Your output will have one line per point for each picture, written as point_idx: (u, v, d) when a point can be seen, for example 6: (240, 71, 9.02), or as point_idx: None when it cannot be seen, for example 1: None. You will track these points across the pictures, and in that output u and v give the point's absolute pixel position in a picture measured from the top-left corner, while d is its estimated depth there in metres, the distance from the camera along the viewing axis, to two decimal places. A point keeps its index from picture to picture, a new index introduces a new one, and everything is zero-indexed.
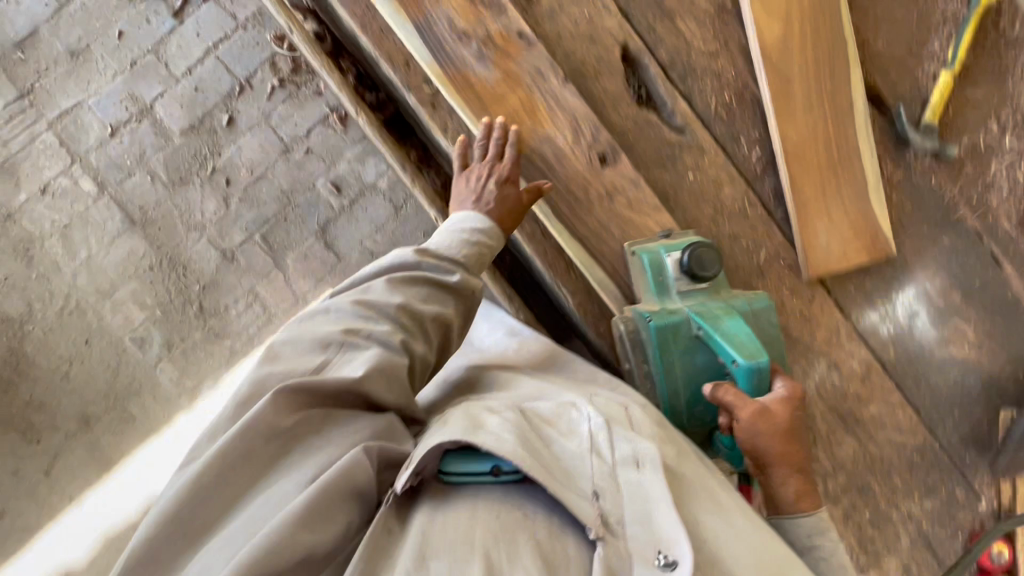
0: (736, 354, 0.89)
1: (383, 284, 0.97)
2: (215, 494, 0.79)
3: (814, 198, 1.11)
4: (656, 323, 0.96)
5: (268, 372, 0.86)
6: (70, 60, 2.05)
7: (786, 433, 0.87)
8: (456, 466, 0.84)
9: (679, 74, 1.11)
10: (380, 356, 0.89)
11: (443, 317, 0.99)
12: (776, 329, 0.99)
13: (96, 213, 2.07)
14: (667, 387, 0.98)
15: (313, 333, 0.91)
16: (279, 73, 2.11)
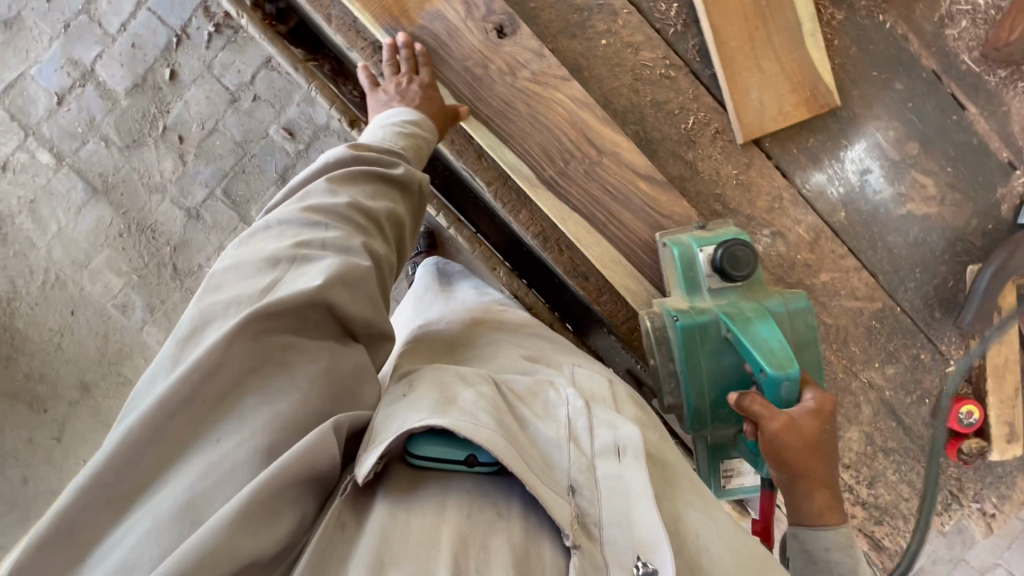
0: (766, 364, 0.92)
1: (325, 183, 0.86)
2: (153, 459, 0.66)
3: (743, 51, 1.02)
4: (683, 323, 1.02)
5: (211, 305, 0.73)
6: (5, 31, 2.02)
7: (813, 447, 0.89)
8: (424, 449, 0.70)
9: None
10: (340, 261, 0.78)
11: (396, 213, 0.91)
12: (809, 332, 1.03)
13: (59, 185, 2.09)
14: (691, 385, 1.03)
15: (258, 252, 0.78)
16: (214, 18, 2.04)
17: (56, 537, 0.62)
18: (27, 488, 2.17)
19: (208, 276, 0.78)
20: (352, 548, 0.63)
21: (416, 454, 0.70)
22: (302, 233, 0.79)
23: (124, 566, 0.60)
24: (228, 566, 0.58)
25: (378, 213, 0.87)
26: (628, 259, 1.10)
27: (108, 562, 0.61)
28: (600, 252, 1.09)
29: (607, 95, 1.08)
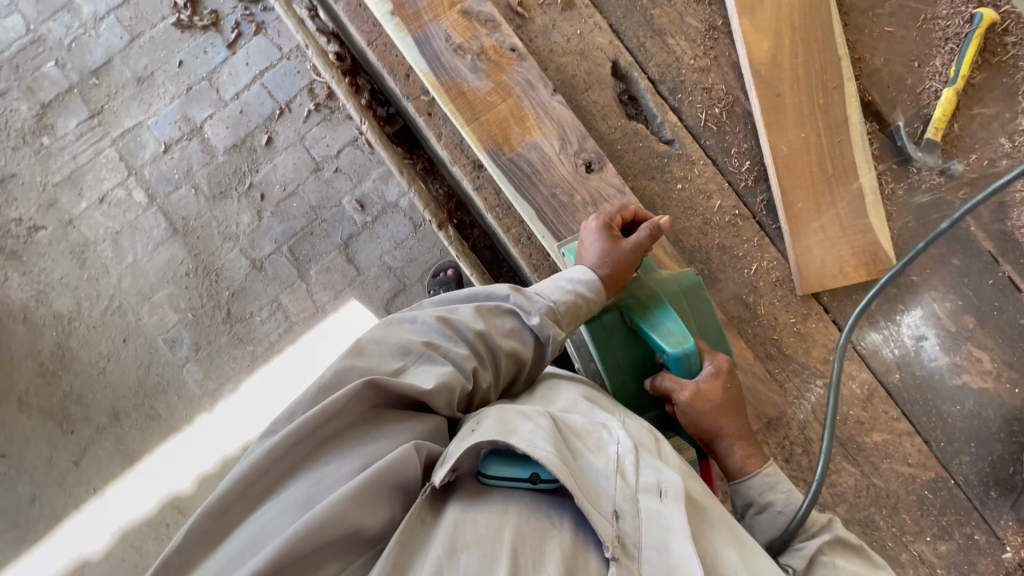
0: (664, 345, 0.95)
1: (470, 310, 0.94)
2: (286, 470, 0.77)
3: (809, 212, 1.10)
4: (590, 322, 1.04)
5: (351, 368, 0.83)
6: (135, 85, 2.29)
7: (722, 408, 0.94)
8: (494, 470, 0.79)
9: (668, 87, 1.14)
10: (453, 375, 0.86)
11: (516, 355, 0.95)
12: (707, 302, 1.04)
13: (145, 221, 2.25)
14: (613, 380, 1.07)
15: (399, 336, 0.89)
16: (316, 98, 2.29)
17: (206, 520, 0.73)
18: (33, 508, 2.17)
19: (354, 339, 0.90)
20: (428, 541, 0.70)
21: (487, 474, 0.79)
22: (433, 337, 0.90)
23: (256, 541, 0.70)
24: (340, 529, 0.68)
25: (499, 350, 0.93)
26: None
27: (237, 542, 0.71)
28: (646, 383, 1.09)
29: (681, 232, 1.12)
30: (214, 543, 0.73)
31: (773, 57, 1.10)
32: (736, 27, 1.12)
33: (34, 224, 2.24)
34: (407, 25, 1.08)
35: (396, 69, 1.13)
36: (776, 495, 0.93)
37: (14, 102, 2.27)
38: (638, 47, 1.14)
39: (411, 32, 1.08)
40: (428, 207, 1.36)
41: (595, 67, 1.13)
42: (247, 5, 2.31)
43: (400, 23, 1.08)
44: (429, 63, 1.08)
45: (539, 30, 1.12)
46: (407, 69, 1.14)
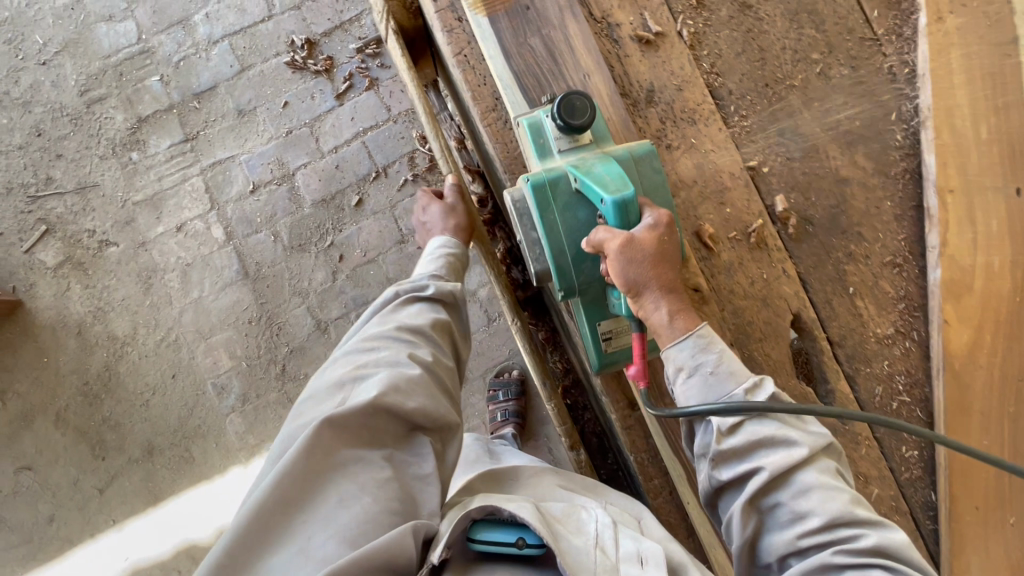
0: (602, 193, 0.85)
1: (377, 324, 1.06)
2: (255, 555, 0.72)
3: (973, 527, 1.01)
4: (532, 181, 0.92)
5: (292, 430, 0.87)
6: (236, 117, 2.22)
7: (658, 262, 0.84)
8: (483, 534, 0.79)
9: (846, 354, 1.05)
10: (392, 374, 0.91)
11: (439, 323, 1.08)
12: (662, 174, 0.94)
13: (217, 259, 2.19)
14: (551, 245, 0.93)
15: (325, 385, 0.93)
16: (415, 169, 2.21)
17: None
18: (48, 527, 2.12)
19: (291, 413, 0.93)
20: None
21: (474, 539, 0.79)
22: (359, 362, 0.96)
23: None
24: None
25: (426, 332, 1.05)
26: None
27: None
28: None
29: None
30: None
31: (971, 353, 1.01)
32: (936, 310, 1.02)
33: (106, 239, 2.18)
34: None
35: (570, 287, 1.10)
36: (710, 354, 0.85)
37: (110, 110, 2.21)
38: (823, 301, 1.05)
39: None
40: (544, 390, 1.24)
41: (774, 317, 1.04)
42: (364, 58, 2.23)
43: None
44: None
45: (723, 266, 1.04)
46: None
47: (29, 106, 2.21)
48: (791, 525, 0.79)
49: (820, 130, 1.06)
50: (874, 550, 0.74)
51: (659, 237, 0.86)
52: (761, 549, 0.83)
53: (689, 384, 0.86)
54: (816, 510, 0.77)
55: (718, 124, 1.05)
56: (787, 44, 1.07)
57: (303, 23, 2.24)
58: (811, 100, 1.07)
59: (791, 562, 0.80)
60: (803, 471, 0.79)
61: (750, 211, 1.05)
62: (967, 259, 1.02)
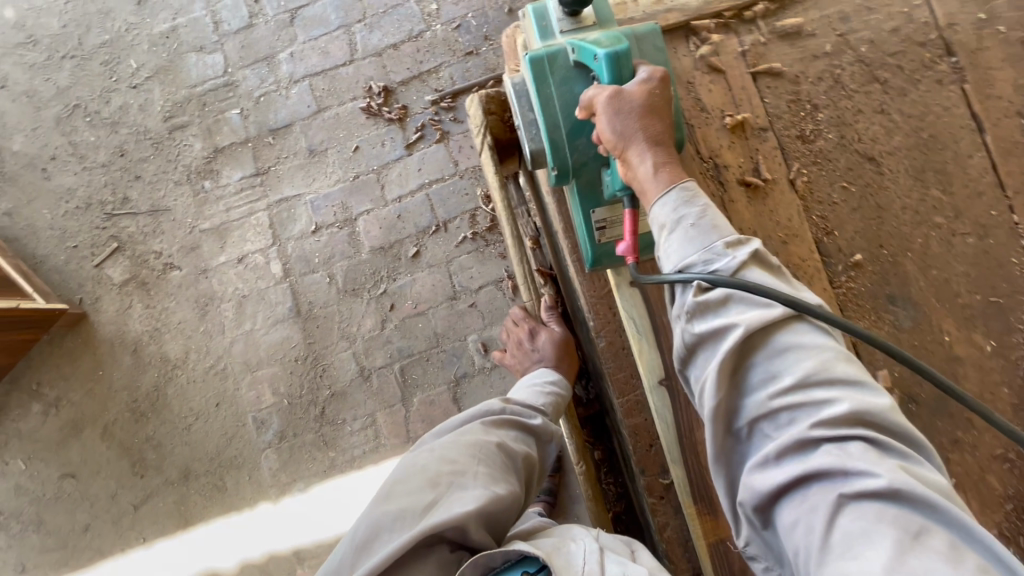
0: (596, 48, 0.87)
1: (479, 425, 1.06)
2: None
3: None
4: (531, 54, 0.95)
5: (381, 513, 0.87)
6: (307, 157, 2.25)
7: (647, 115, 0.84)
8: None
9: None
10: (487, 499, 0.89)
11: (529, 459, 1.06)
12: (662, 51, 0.95)
13: (272, 294, 2.21)
14: (546, 119, 0.95)
15: (421, 474, 0.93)
16: (475, 227, 2.19)
17: None
18: (83, 536, 2.18)
19: (379, 490, 0.94)
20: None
21: None
22: (458, 463, 0.95)
23: None
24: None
25: (517, 454, 1.03)
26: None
27: None
28: None
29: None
30: None
31: None
32: None
33: (170, 262, 2.24)
34: (677, 403, 1.00)
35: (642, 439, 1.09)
36: (693, 208, 0.80)
37: (190, 138, 2.27)
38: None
39: (675, 409, 1.00)
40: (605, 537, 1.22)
41: None
42: (438, 111, 2.23)
43: (670, 399, 1.00)
44: (684, 458, 1.00)
45: None
46: (649, 440, 1.10)
47: (116, 127, 2.30)
48: (763, 386, 0.70)
49: (937, 301, 0.98)
50: (853, 417, 0.64)
51: (650, 92, 0.86)
52: (732, 417, 0.73)
53: (669, 242, 0.79)
54: (791, 370, 0.69)
55: (823, 284, 0.98)
56: (908, 204, 1.00)
57: (382, 71, 2.26)
58: (929, 267, 0.99)
59: (763, 429, 0.71)
60: (784, 332, 0.71)
61: None
62: None
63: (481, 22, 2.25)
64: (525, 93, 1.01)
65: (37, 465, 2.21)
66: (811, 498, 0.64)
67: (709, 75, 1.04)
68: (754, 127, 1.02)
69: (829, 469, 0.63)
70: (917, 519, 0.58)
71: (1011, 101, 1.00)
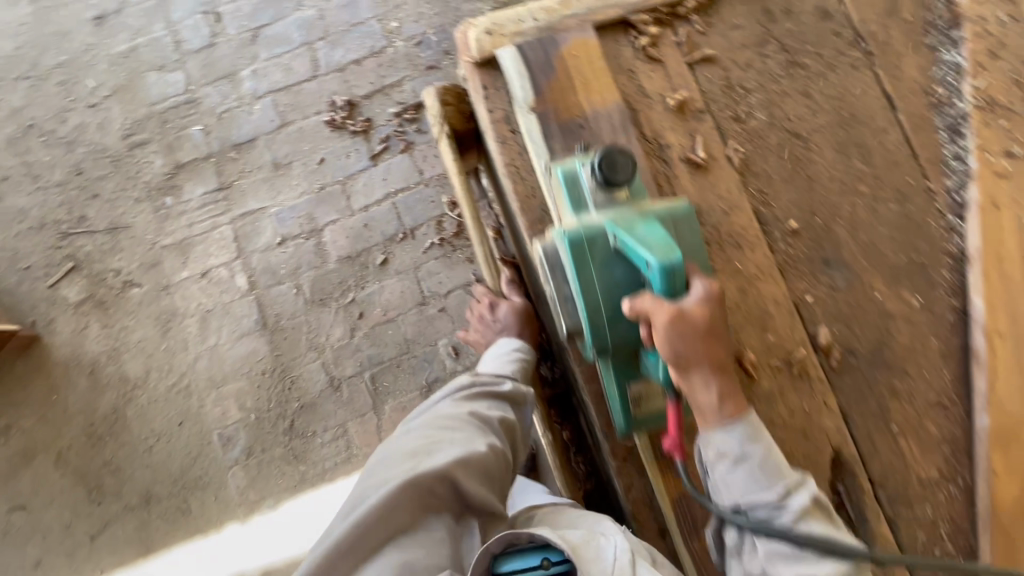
0: (648, 255, 0.83)
1: (451, 401, 1.18)
2: None
3: None
4: (567, 234, 0.91)
5: (369, 485, 1.02)
6: (271, 170, 2.26)
7: (706, 334, 0.83)
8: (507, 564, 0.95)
9: (888, 494, 1.01)
10: (460, 458, 1.02)
11: (506, 421, 1.17)
12: (697, 235, 0.93)
13: (238, 307, 2.19)
14: (585, 304, 0.92)
15: (402, 448, 1.06)
16: (442, 233, 2.23)
17: None
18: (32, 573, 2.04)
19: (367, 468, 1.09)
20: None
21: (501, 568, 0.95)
22: (432, 435, 1.08)
23: None
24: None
25: (492, 419, 1.15)
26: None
27: None
28: None
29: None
30: None
31: (1018, 507, 0.98)
32: (983, 457, 1.00)
33: (130, 280, 2.19)
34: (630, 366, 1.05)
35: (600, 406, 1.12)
36: (757, 446, 0.87)
37: (150, 155, 2.26)
38: (863, 432, 1.02)
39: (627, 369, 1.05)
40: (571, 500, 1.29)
41: (814, 452, 1.01)
42: (402, 122, 2.29)
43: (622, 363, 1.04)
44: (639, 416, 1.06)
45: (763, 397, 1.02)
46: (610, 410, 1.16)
47: (73, 146, 2.27)
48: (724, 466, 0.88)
49: (867, 262, 1.07)
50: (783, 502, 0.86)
51: (709, 313, 0.84)
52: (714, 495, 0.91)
53: (730, 479, 0.88)
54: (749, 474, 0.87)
55: (764, 250, 1.06)
56: (835, 175, 1.09)
57: (346, 86, 2.31)
58: (858, 231, 1.07)
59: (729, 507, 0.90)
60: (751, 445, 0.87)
61: (793, 340, 1.04)
62: (1016, 408, 1.00)
63: (441, 37, 2.34)
64: (559, 262, 0.97)
65: None
66: (738, 464, 0.87)
67: (649, 64, 1.12)
68: (693, 109, 1.10)
69: (767, 518, 0.86)
70: (756, 542, 0.88)
71: (917, 81, 1.12)
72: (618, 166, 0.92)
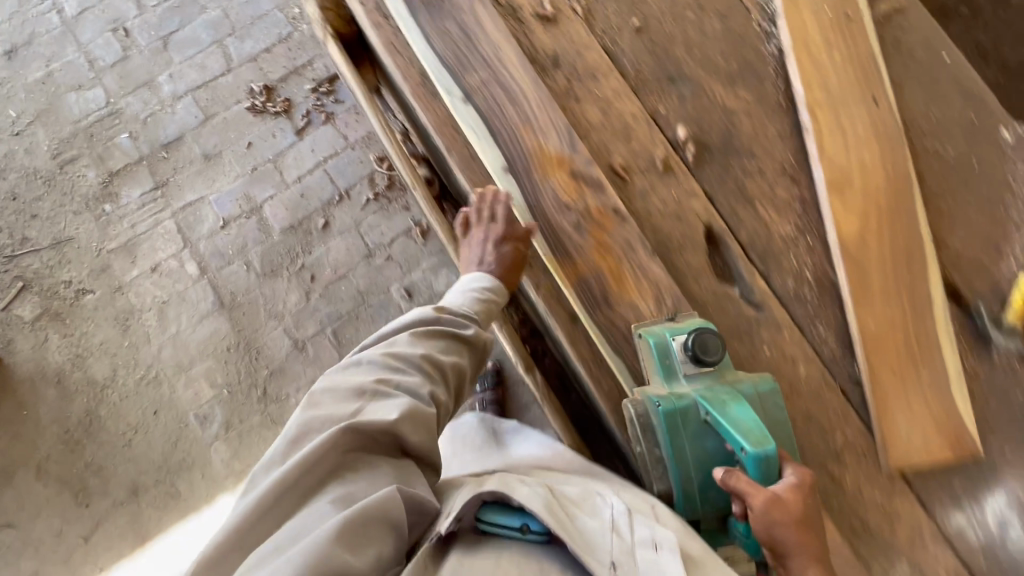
0: (744, 441, 0.91)
1: (407, 337, 1.06)
2: (262, 526, 0.83)
3: (895, 390, 1.12)
4: (664, 409, 0.99)
5: (312, 418, 0.91)
6: (203, 162, 2.37)
7: (801, 521, 0.88)
8: (490, 517, 0.93)
9: (758, 254, 1.18)
10: (410, 404, 0.95)
11: (458, 365, 1.08)
12: (782, 412, 1.02)
13: (193, 293, 2.27)
14: (678, 473, 1.00)
15: (351, 384, 0.97)
16: (376, 188, 2.37)
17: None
18: None
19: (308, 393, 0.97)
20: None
21: (482, 519, 0.92)
22: (385, 375, 0.98)
23: None
24: (323, 572, 0.73)
25: (445, 365, 1.06)
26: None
27: None
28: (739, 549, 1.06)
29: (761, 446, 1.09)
30: None
31: (861, 237, 1.16)
32: (826, 206, 1.18)
33: (82, 288, 2.26)
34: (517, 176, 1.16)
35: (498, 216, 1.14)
36: None
37: (82, 168, 2.35)
38: (726, 209, 1.20)
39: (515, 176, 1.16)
40: (510, 342, 1.43)
41: (689, 229, 1.18)
42: (319, 96, 2.43)
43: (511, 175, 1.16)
44: (534, 217, 1.15)
45: (638, 193, 1.18)
46: None
47: (4, 174, 2.34)
48: None
49: (704, 72, 1.25)
50: None
51: (800, 496, 0.91)
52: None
53: None
54: None
55: (616, 76, 1.23)
56: (665, 8, 1.28)
57: (260, 73, 2.45)
58: (692, 49, 1.26)
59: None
60: None
61: (654, 144, 1.21)
62: (844, 160, 1.19)
63: None
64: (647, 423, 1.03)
65: None
66: None
67: None
68: None
69: None
70: None
71: None
72: (709, 347, 1.02)
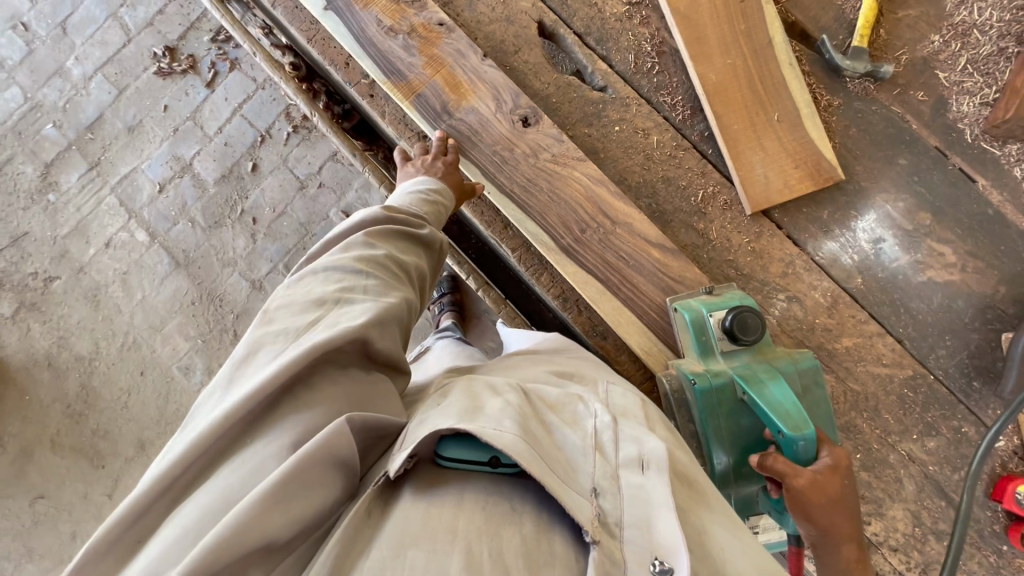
0: (782, 426, 0.96)
1: (362, 238, 0.98)
2: (213, 460, 0.73)
3: (746, 133, 1.18)
4: (700, 387, 1.07)
5: (264, 334, 0.82)
6: (128, 134, 2.44)
7: (836, 503, 0.90)
8: (450, 449, 0.75)
9: (595, 38, 1.30)
10: (381, 308, 0.87)
11: (419, 268, 1.04)
12: (821, 391, 1.08)
13: (148, 259, 2.38)
14: (712, 446, 1.08)
15: (307, 294, 0.87)
16: (293, 121, 2.40)
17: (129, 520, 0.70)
18: (73, 544, 2.25)
19: (262, 310, 0.87)
20: (378, 532, 0.66)
21: (442, 455, 0.74)
22: (346, 280, 0.90)
23: (175, 549, 0.65)
24: (251, 543, 0.63)
25: (407, 266, 1.00)
26: (613, 292, 1.20)
27: (163, 541, 0.67)
28: (615, 312, 1.20)
29: (620, 215, 1.20)
30: (131, 549, 0.69)
31: None
32: None
33: (48, 276, 2.39)
34: (343, 14, 1.24)
35: (335, 59, 1.32)
36: None
37: (20, 166, 2.44)
38: (570, 14, 1.30)
39: (339, 15, 1.24)
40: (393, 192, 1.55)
41: (522, 30, 1.30)
42: (220, 45, 2.44)
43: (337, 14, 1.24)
44: (363, 48, 1.24)
45: (465, 5, 1.31)
46: (370, 90, 1.34)
47: None
48: None
49: None
50: None
51: (840, 482, 0.92)
52: None
53: None
54: None
55: None
56: None
57: (159, 36, 2.46)
58: None
59: None
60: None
61: None
62: None
63: None
64: (685, 400, 1.13)
65: (7, 503, 2.28)
66: None
67: None
68: None
69: None
70: None
71: None
72: (750, 327, 1.06)
